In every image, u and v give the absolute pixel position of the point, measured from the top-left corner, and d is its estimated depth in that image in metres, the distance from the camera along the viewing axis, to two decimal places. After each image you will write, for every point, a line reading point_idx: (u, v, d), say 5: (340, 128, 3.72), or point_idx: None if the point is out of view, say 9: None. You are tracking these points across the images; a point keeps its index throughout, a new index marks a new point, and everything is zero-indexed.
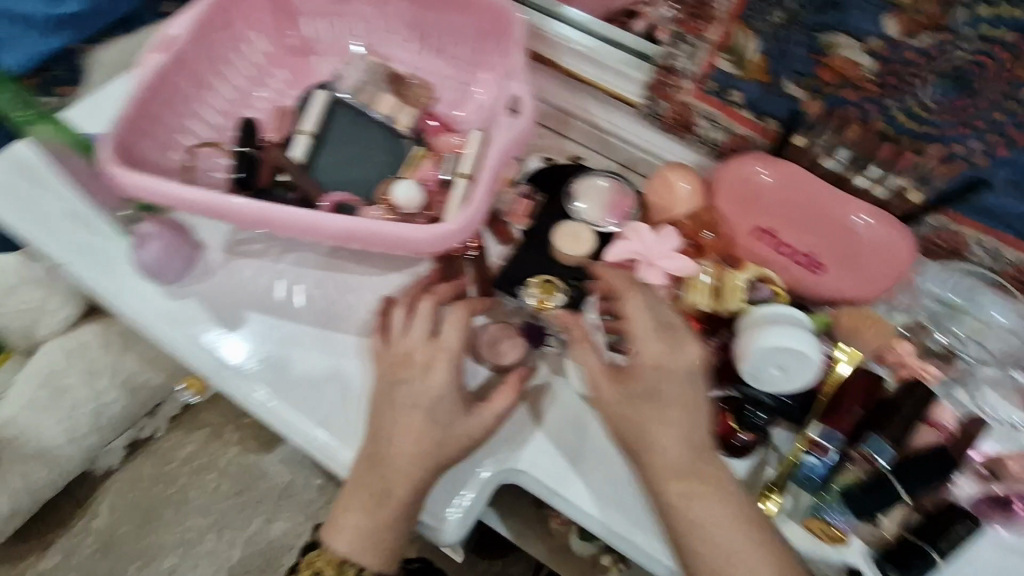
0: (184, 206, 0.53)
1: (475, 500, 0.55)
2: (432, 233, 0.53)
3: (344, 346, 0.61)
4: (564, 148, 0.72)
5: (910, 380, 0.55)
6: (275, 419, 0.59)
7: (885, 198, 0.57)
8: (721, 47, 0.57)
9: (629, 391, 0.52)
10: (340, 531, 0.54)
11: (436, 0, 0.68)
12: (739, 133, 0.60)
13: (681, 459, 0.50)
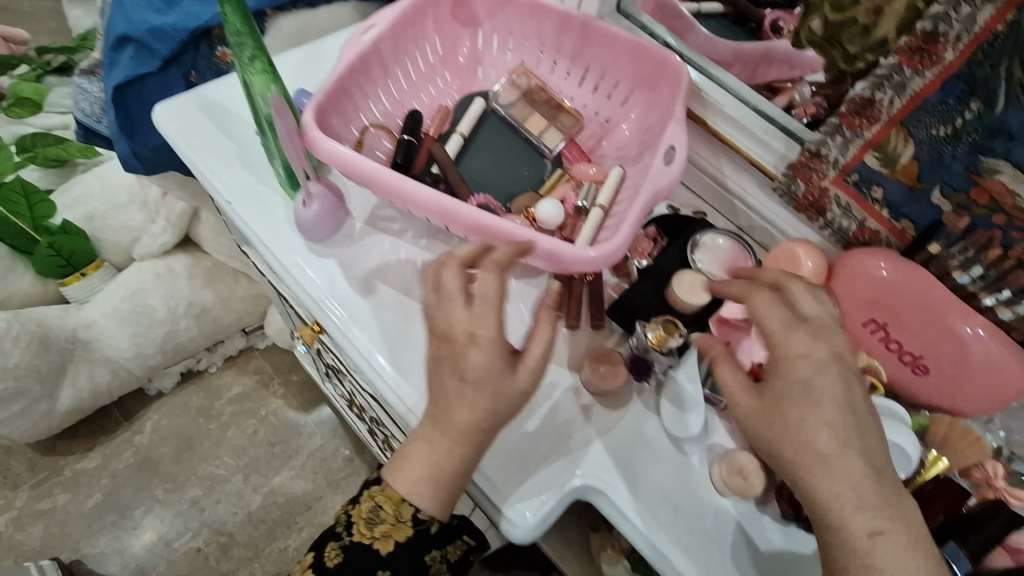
0: (356, 174, 0.57)
1: (555, 504, 0.56)
2: (580, 255, 0.55)
3: None
4: (687, 201, 0.78)
5: (997, 502, 0.55)
6: (394, 394, 0.60)
7: (1008, 322, 0.58)
8: (873, 144, 0.59)
9: (770, 399, 0.48)
10: (402, 471, 0.55)
11: (606, 41, 0.73)
12: (870, 227, 0.63)
13: (827, 473, 0.44)
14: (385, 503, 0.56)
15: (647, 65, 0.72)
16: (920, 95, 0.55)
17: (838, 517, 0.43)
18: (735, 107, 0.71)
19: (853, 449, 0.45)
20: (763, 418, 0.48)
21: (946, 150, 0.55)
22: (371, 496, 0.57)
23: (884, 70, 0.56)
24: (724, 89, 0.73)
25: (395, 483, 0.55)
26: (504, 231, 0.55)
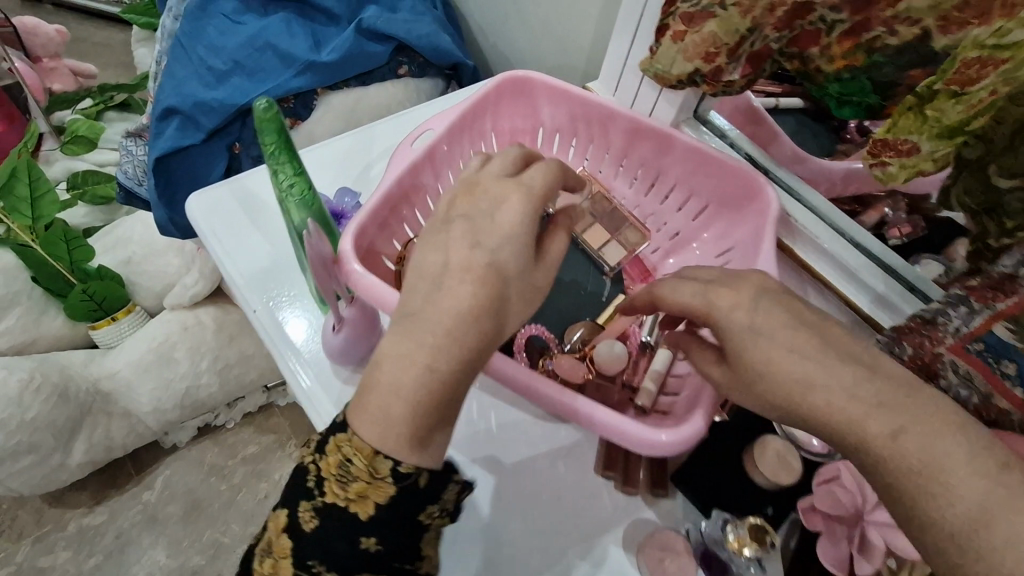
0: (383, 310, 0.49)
1: None
2: (645, 439, 0.46)
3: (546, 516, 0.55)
4: None
5: None
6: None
7: None
8: (1007, 314, 0.48)
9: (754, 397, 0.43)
10: (365, 398, 0.41)
11: (683, 155, 0.68)
12: (997, 404, 0.47)
13: (830, 401, 0.39)
14: (354, 454, 0.42)
15: (727, 187, 0.67)
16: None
17: (862, 429, 0.38)
18: (832, 241, 0.65)
19: (836, 369, 0.41)
20: (768, 396, 0.42)
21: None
22: (337, 448, 0.42)
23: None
24: (817, 216, 0.67)
25: (358, 431, 0.42)
26: (557, 399, 0.48)
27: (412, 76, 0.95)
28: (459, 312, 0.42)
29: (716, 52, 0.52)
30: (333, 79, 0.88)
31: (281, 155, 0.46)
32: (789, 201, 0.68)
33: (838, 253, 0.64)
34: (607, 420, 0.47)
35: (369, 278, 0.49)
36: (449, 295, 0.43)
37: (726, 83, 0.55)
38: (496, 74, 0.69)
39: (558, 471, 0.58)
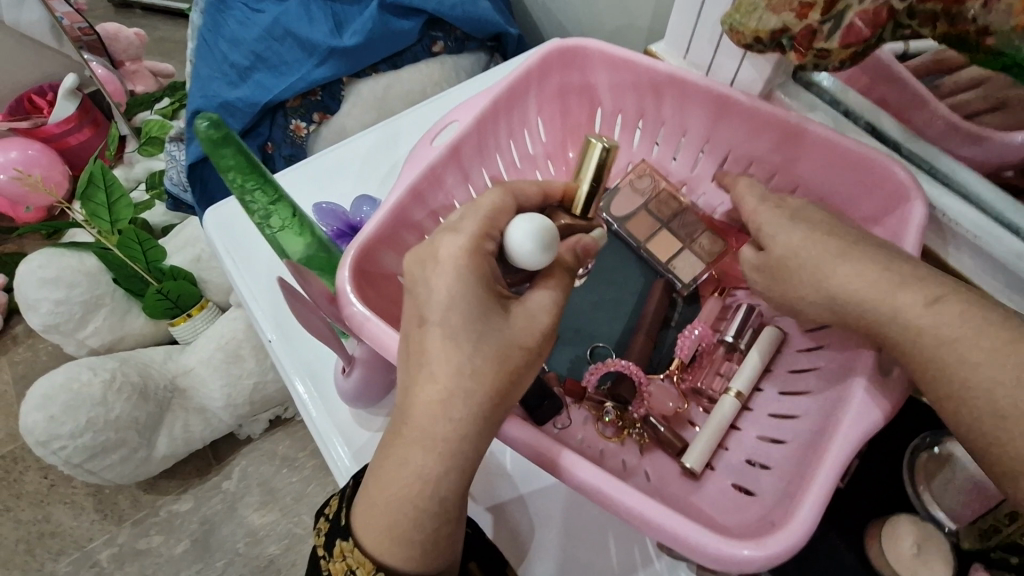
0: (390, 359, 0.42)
1: None
2: (725, 556, 0.35)
3: None
4: None
5: None
6: None
7: None
8: None
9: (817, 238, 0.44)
10: (370, 521, 0.37)
11: (781, 135, 0.53)
12: None
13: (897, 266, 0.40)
14: (357, 564, 0.38)
15: (854, 171, 0.50)
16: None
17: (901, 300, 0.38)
18: (1006, 245, 0.46)
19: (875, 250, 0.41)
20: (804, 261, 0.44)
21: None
22: (341, 553, 0.39)
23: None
24: (978, 207, 0.48)
25: (360, 539, 0.38)
26: (603, 492, 0.37)
27: (448, 53, 0.84)
28: (441, 408, 0.35)
29: (811, 3, 0.41)
30: (358, 64, 0.80)
31: (254, 184, 0.42)
32: (932, 188, 0.50)
33: (1008, 262, 0.46)
34: (668, 524, 0.36)
35: (373, 322, 0.41)
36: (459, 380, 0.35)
37: (818, 51, 0.43)
38: (539, 46, 0.57)
39: (621, 546, 0.49)
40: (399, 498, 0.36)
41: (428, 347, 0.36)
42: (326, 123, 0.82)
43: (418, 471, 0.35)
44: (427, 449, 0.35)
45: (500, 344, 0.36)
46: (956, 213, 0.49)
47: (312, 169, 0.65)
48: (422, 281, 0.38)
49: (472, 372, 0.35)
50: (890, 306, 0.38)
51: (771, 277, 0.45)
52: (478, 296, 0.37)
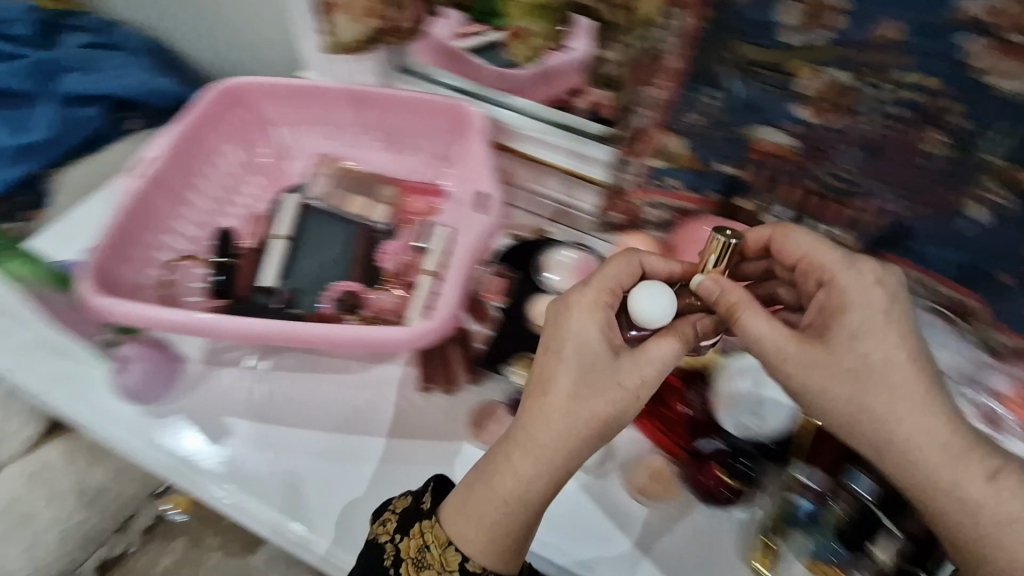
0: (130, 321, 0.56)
1: None
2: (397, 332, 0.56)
3: (396, 453, 0.59)
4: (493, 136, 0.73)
5: None
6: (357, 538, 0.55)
7: (825, 246, 0.60)
8: (654, 152, 0.60)
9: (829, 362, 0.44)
10: (466, 527, 0.45)
11: (392, 102, 0.73)
12: (683, 208, 0.64)
13: (912, 420, 0.42)
14: (433, 541, 0.46)
15: (440, 129, 0.74)
16: (665, 102, 0.55)
17: (933, 476, 0.41)
18: (534, 127, 0.69)
19: (915, 354, 0.43)
20: (861, 373, 0.43)
21: (713, 135, 0.56)
22: (418, 533, 0.47)
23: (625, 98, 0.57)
24: (518, 114, 0.70)
25: (445, 523, 0.46)
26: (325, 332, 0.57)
27: (147, 128, 0.94)
28: (566, 434, 0.45)
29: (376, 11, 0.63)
30: (55, 156, 0.86)
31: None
32: (491, 110, 0.72)
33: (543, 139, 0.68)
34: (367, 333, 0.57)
35: (107, 300, 0.55)
36: (595, 400, 0.45)
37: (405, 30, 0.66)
38: (202, 90, 0.72)
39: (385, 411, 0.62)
40: (509, 497, 0.45)
41: (550, 382, 0.46)
42: (34, 218, 0.82)
43: (520, 478, 0.45)
44: (558, 449, 0.45)
45: (603, 381, 0.46)
46: (514, 122, 0.70)
47: (39, 248, 0.71)
48: (551, 343, 0.47)
49: (574, 399, 0.45)
50: (953, 482, 0.41)
51: (814, 360, 0.44)
52: (592, 348, 0.47)
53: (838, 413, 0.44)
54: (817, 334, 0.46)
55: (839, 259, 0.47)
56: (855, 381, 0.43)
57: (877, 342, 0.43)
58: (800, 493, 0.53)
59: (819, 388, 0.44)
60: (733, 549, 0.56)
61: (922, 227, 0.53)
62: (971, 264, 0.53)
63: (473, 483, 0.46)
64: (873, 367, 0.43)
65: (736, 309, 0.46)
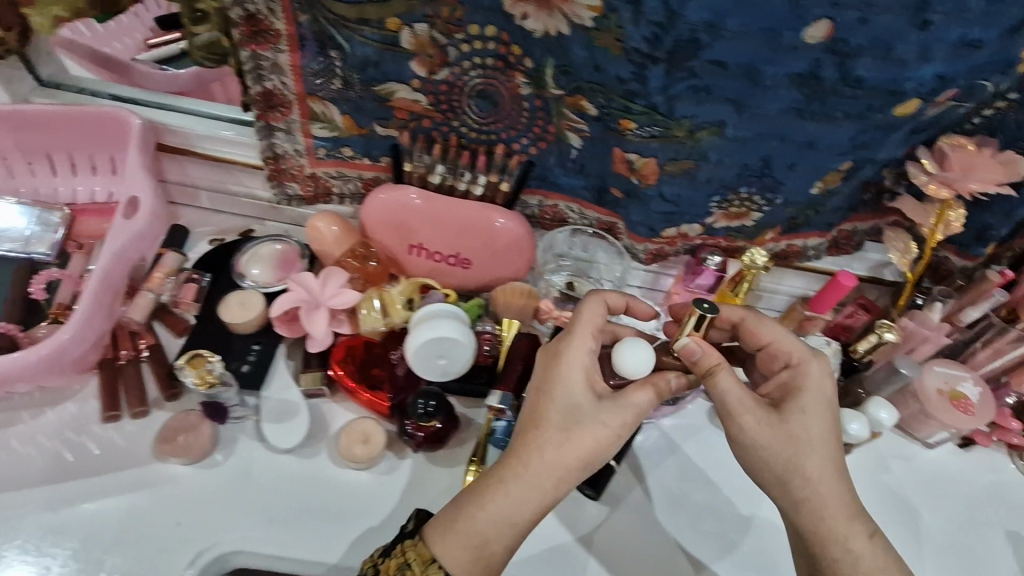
0: None
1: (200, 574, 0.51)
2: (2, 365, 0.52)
3: (82, 491, 0.54)
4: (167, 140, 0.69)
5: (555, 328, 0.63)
6: None
7: (485, 195, 0.63)
8: (309, 119, 0.62)
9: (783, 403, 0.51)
10: (449, 545, 0.46)
11: (39, 120, 0.63)
12: (368, 177, 0.67)
13: (820, 454, 0.49)
14: (416, 559, 0.46)
15: (103, 149, 0.67)
16: (294, 67, 0.57)
17: (827, 503, 0.49)
18: (209, 127, 0.68)
19: (826, 410, 0.50)
20: (787, 436, 0.49)
21: (351, 95, 0.59)
22: (401, 550, 0.47)
23: (248, 65, 0.57)
24: (189, 114, 0.69)
25: (428, 539, 0.47)
26: None
27: None
28: (571, 470, 0.47)
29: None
30: None
31: None
32: (160, 114, 0.68)
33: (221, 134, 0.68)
34: None
35: None
36: (577, 439, 0.47)
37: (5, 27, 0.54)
38: None
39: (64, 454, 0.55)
40: (488, 531, 0.46)
41: (542, 418, 0.48)
42: None
43: (512, 515, 0.46)
44: (528, 491, 0.47)
45: (594, 433, 0.48)
46: (185, 123, 0.68)
47: None
48: (548, 374, 0.50)
49: (567, 422, 0.48)
50: (843, 540, 0.49)
51: (770, 422, 0.50)
52: (585, 386, 0.49)
53: (767, 474, 0.50)
54: (773, 403, 0.52)
55: (800, 351, 0.53)
56: (789, 438, 0.49)
57: (808, 389, 0.51)
58: (496, 416, 0.58)
59: (747, 429, 0.50)
60: (446, 488, 0.58)
61: (549, 157, 0.61)
62: (593, 185, 0.63)
63: (498, 482, 0.47)
64: (800, 437, 0.49)
65: (718, 369, 0.50)
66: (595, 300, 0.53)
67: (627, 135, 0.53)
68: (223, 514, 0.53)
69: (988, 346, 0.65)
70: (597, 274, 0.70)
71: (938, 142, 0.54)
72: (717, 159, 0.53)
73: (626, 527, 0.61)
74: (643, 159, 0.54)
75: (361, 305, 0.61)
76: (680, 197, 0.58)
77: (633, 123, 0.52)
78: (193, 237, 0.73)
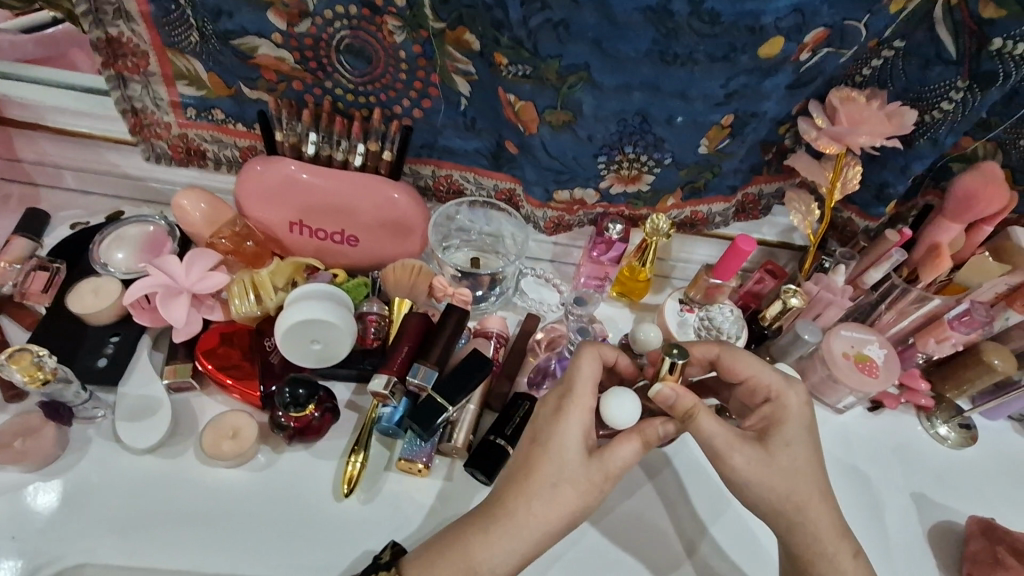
0: None
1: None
2: None
3: None
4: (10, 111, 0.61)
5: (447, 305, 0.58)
6: None
7: (362, 164, 0.57)
8: (171, 75, 0.56)
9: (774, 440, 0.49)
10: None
11: None
12: (243, 145, 0.61)
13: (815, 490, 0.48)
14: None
15: None
16: (143, 13, 0.51)
17: (819, 533, 0.48)
18: (59, 98, 0.61)
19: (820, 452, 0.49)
20: (784, 471, 0.48)
21: (209, 49, 0.53)
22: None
23: (83, 6, 0.50)
24: (36, 84, 0.61)
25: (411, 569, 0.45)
26: None
27: None
28: (557, 523, 0.45)
29: None
30: None
31: None
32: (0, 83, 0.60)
33: (75, 103, 0.61)
34: None
35: None
36: (563, 492, 0.44)
37: None
38: None
39: None
40: (475, 574, 0.44)
41: (532, 470, 0.45)
42: None
43: (494, 561, 0.44)
44: (514, 539, 0.44)
45: (580, 485, 0.45)
46: (33, 91, 0.61)
47: None
48: (546, 423, 0.46)
49: (566, 474, 0.45)
50: (834, 560, 0.48)
51: (766, 461, 0.48)
52: (580, 438, 0.46)
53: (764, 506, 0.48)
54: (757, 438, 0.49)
55: (778, 382, 0.50)
56: (782, 474, 0.47)
57: (802, 425, 0.49)
58: (383, 403, 0.55)
59: (744, 471, 0.47)
60: (326, 481, 0.53)
61: (436, 118, 0.57)
62: (487, 145, 0.59)
63: (484, 527, 0.45)
64: (792, 472, 0.48)
65: (696, 412, 0.46)
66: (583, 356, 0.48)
67: (501, 71, 0.49)
68: (71, 522, 0.49)
69: (892, 308, 0.64)
70: (503, 248, 0.67)
71: (828, 96, 0.52)
72: (592, 112, 0.50)
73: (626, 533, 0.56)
74: (522, 103, 0.51)
75: (229, 287, 0.56)
76: (565, 154, 0.54)
77: (503, 57, 0.48)
78: (53, 222, 0.66)
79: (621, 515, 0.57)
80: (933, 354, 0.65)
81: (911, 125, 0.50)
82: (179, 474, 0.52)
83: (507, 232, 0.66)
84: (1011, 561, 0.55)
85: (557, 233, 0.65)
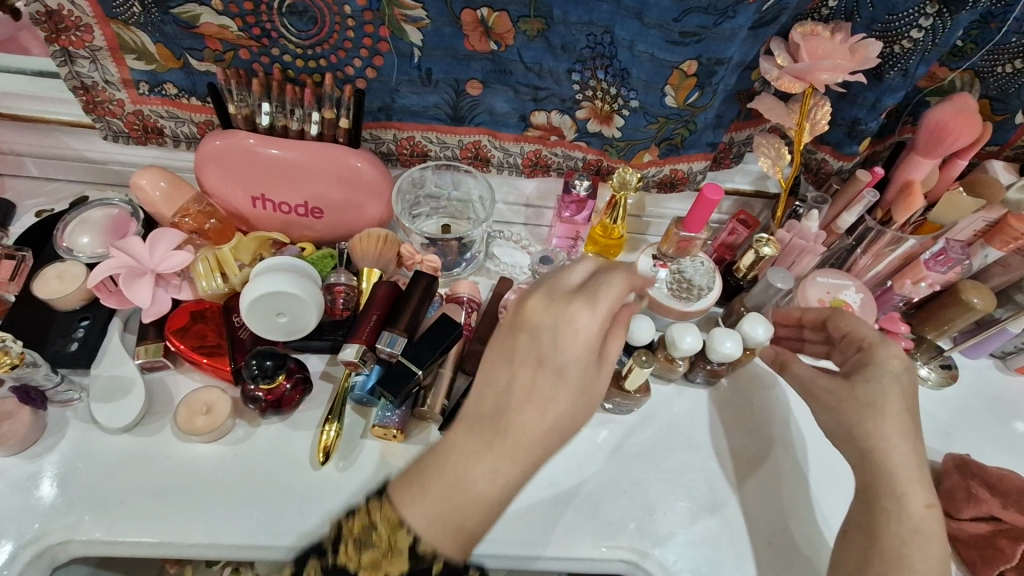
0: None
1: (34, 551, 0.48)
2: None
3: None
4: None
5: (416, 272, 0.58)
6: None
7: (320, 132, 0.56)
8: (118, 49, 0.54)
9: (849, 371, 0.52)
10: (421, 503, 0.40)
11: None
12: (200, 120, 0.60)
13: (884, 425, 0.48)
14: (383, 520, 0.40)
15: None
16: None
17: (891, 470, 0.47)
18: (7, 83, 0.59)
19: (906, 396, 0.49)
20: (851, 399, 0.50)
21: (152, 19, 0.51)
22: (366, 510, 0.40)
23: None
24: None
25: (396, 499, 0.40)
26: None
27: None
28: (556, 428, 0.41)
29: None
30: None
31: None
32: None
33: (31, 89, 0.59)
34: None
35: None
36: (563, 396, 0.41)
37: None
38: None
39: None
40: (475, 491, 0.40)
41: (535, 367, 0.41)
42: None
43: (493, 476, 0.40)
44: (512, 450, 0.41)
45: (585, 382, 0.42)
46: None
47: None
48: (553, 331, 0.42)
49: (586, 381, 0.42)
50: (898, 501, 0.46)
51: (839, 388, 0.51)
52: (590, 336, 0.42)
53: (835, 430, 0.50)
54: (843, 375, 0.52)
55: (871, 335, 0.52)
56: (855, 402, 0.49)
57: (881, 380, 0.49)
58: (355, 371, 0.55)
59: (819, 388, 0.52)
60: (304, 451, 0.54)
61: (391, 76, 0.55)
62: (446, 98, 0.57)
63: (480, 436, 0.41)
64: (865, 402, 0.49)
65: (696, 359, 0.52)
66: (616, 275, 0.43)
67: None
68: (51, 501, 0.50)
69: (869, 251, 0.63)
70: (473, 213, 0.66)
71: (792, 32, 0.50)
72: (563, 16, 0.49)
73: (614, 481, 0.56)
74: (496, 13, 0.50)
75: (196, 266, 0.56)
76: (541, 63, 0.54)
77: None
78: (18, 211, 0.66)
79: (610, 471, 0.56)
80: (912, 297, 0.64)
81: (876, 58, 0.49)
82: (160, 446, 0.53)
83: (476, 196, 0.66)
84: (984, 494, 0.55)
85: (535, 173, 0.65)
